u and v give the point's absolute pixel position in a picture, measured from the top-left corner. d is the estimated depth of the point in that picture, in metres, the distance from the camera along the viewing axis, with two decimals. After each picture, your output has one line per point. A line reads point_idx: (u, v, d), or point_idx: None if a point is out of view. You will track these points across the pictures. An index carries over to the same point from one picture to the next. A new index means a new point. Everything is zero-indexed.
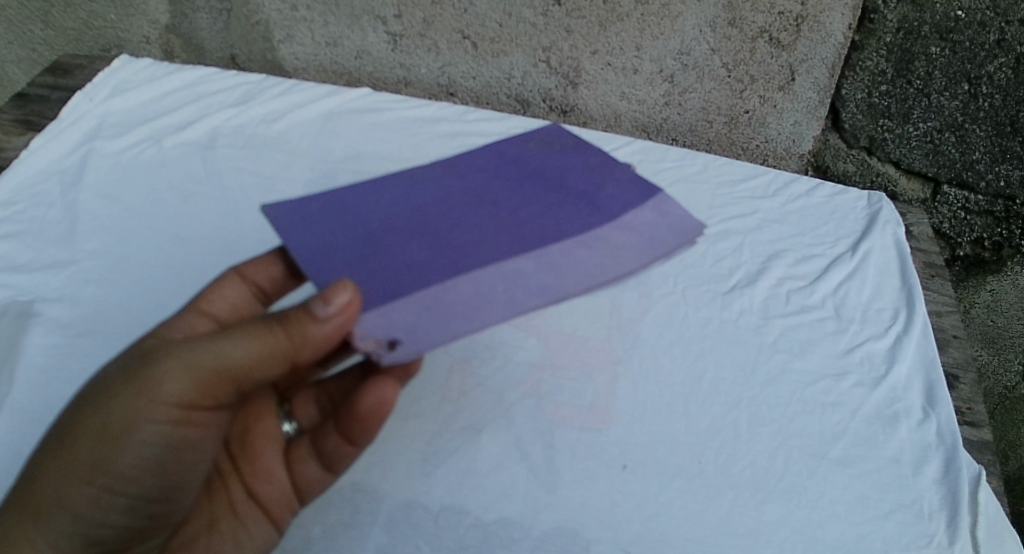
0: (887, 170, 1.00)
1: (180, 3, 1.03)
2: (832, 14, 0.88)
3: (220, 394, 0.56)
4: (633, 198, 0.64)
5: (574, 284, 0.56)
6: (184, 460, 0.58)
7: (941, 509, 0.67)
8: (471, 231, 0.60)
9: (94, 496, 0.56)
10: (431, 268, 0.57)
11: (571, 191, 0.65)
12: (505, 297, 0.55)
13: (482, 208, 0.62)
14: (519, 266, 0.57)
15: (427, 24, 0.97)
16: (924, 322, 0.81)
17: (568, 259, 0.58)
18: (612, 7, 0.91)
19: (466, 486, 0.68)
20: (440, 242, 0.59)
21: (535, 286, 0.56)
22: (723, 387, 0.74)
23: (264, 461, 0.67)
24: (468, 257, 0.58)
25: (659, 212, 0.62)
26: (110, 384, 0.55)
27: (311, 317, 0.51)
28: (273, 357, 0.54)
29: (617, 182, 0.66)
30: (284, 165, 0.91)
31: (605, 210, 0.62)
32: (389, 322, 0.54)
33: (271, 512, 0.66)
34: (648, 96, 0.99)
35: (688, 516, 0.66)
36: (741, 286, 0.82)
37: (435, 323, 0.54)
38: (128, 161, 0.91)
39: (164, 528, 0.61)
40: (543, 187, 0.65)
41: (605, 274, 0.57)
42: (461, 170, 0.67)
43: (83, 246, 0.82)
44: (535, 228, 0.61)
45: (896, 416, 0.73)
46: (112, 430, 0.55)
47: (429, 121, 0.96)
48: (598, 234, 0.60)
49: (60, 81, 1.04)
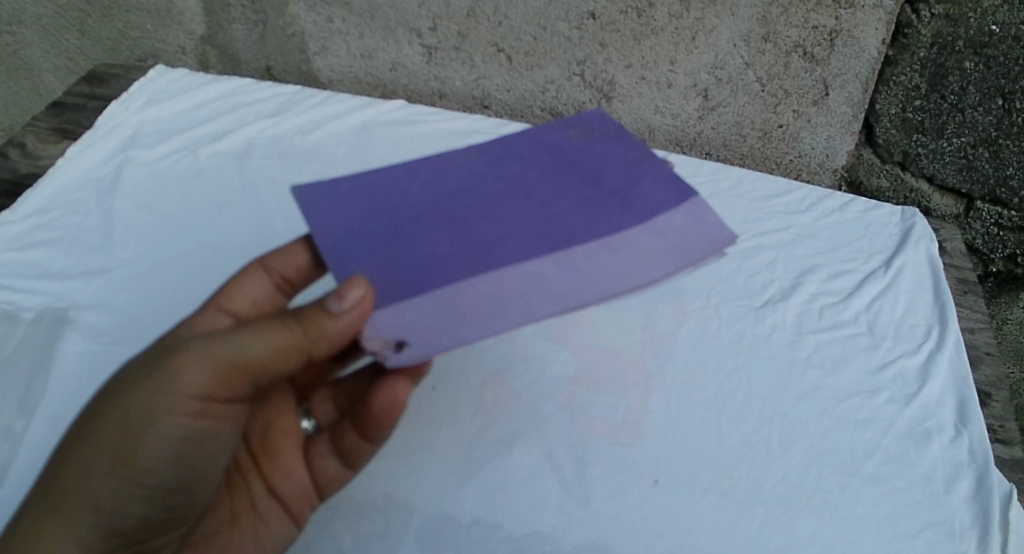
0: (920, 186, 1.00)
1: (216, 14, 1.04)
2: (866, 28, 0.88)
3: (241, 386, 0.55)
4: (667, 198, 0.63)
5: (593, 291, 0.56)
6: (205, 451, 0.58)
7: (971, 527, 0.66)
8: (495, 226, 0.61)
9: (113, 488, 0.55)
10: (450, 265, 0.58)
11: (606, 188, 0.64)
12: (520, 302, 0.55)
13: (511, 201, 0.63)
14: (539, 269, 0.57)
15: (461, 37, 0.98)
16: (958, 339, 0.80)
17: (591, 264, 0.58)
18: (647, 21, 0.91)
19: (497, 499, 0.68)
20: (463, 235, 0.60)
21: (552, 292, 0.56)
22: (755, 403, 0.74)
23: (283, 457, 0.66)
24: (490, 255, 0.58)
25: (691, 216, 0.61)
26: (130, 378, 0.55)
27: (327, 311, 0.52)
28: (291, 352, 0.54)
29: (651, 181, 0.65)
30: (319, 175, 0.92)
31: (636, 211, 0.62)
32: (401, 321, 0.55)
33: (291, 508, 0.65)
34: (682, 110, 0.99)
35: (719, 532, 0.66)
36: (775, 301, 0.82)
37: (446, 325, 0.54)
38: (164, 170, 0.92)
39: (185, 521, 0.61)
40: (576, 183, 0.65)
41: (628, 282, 0.56)
42: (497, 158, 0.67)
43: (118, 254, 0.83)
44: (562, 226, 0.61)
45: (928, 433, 0.72)
46: (131, 422, 0.54)
47: (464, 133, 0.97)
48: (625, 237, 0.60)
49: (96, 91, 1.05)
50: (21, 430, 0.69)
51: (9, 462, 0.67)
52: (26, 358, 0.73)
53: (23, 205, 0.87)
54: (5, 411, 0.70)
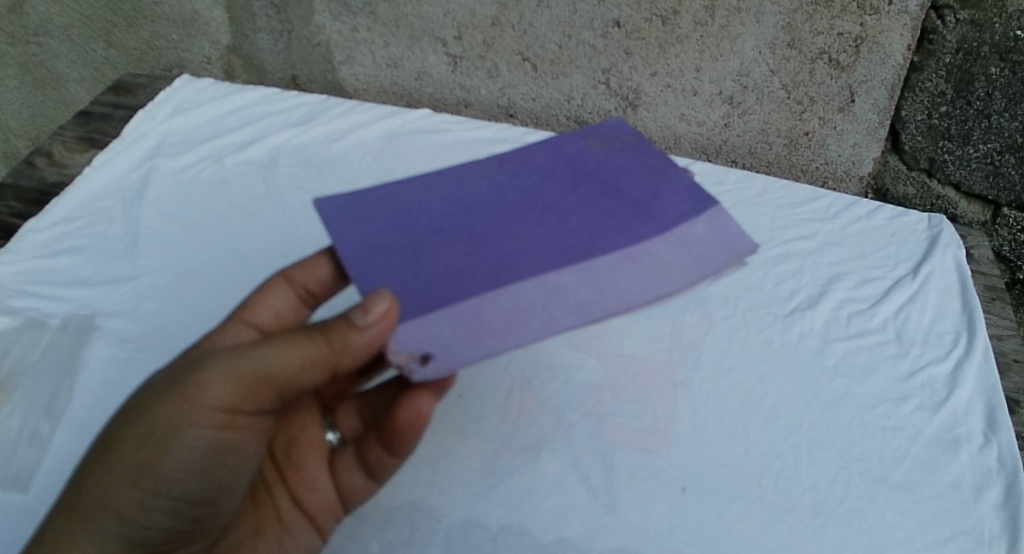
0: (947, 193, 0.99)
1: (242, 24, 1.04)
2: (891, 34, 0.87)
3: (265, 398, 0.56)
4: (688, 208, 0.63)
5: (616, 302, 0.56)
6: (229, 463, 0.58)
7: (1001, 535, 0.65)
8: (517, 238, 0.61)
9: (137, 499, 0.56)
10: (473, 277, 0.58)
11: (626, 198, 0.64)
12: (543, 314, 0.55)
13: (533, 212, 0.63)
14: (562, 280, 0.57)
15: (487, 46, 0.98)
16: (987, 346, 0.79)
17: (613, 274, 0.58)
18: (672, 29, 0.91)
19: (523, 507, 0.67)
20: (485, 247, 0.60)
21: (575, 303, 0.56)
22: (784, 411, 0.73)
23: (309, 468, 0.66)
24: (512, 267, 0.58)
25: (713, 226, 0.61)
26: (156, 390, 0.55)
27: (351, 326, 0.52)
28: (316, 365, 0.54)
29: (672, 188, 0.65)
30: (345, 184, 0.92)
31: (656, 221, 0.62)
32: (424, 335, 0.55)
33: (316, 519, 0.65)
34: (707, 118, 0.99)
35: (747, 539, 0.65)
36: (802, 309, 0.82)
37: (468, 337, 0.54)
38: (190, 179, 0.93)
39: (209, 532, 0.61)
40: (596, 193, 0.65)
41: (650, 292, 0.56)
42: (515, 170, 0.68)
43: (145, 262, 0.83)
44: (584, 237, 0.61)
45: (957, 441, 0.72)
46: (155, 434, 0.55)
47: (489, 142, 0.98)
48: (646, 247, 0.60)
49: (122, 101, 1.06)
50: (47, 437, 0.68)
51: (35, 469, 0.66)
52: (52, 365, 0.73)
53: (49, 213, 0.87)
54: (32, 416, 0.69)
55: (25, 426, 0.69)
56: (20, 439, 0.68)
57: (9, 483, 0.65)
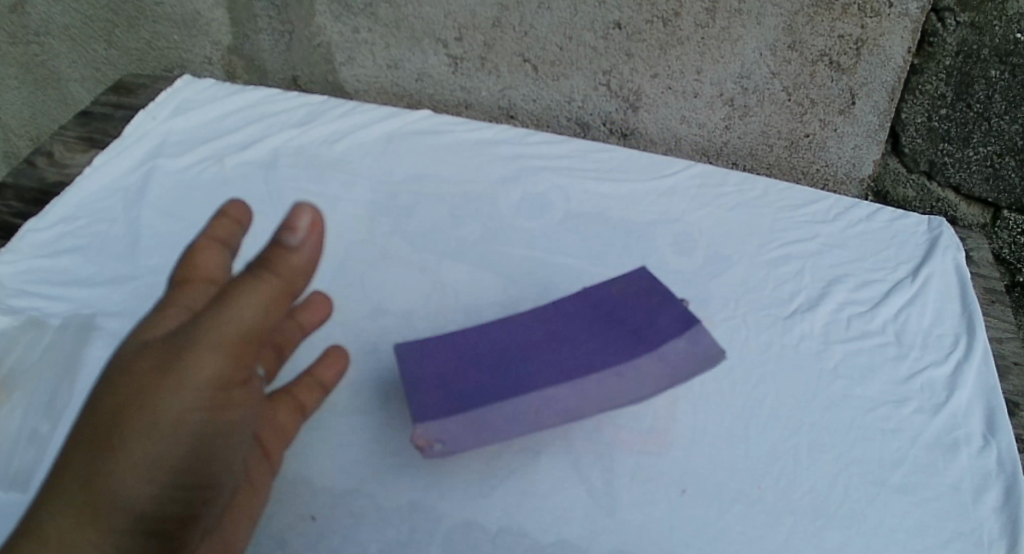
0: (947, 195, 0.99)
1: (243, 25, 1.05)
2: (892, 37, 0.87)
3: (252, 351, 0.55)
4: (673, 332, 0.69)
5: (600, 404, 0.66)
6: (229, 426, 0.55)
7: (1000, 537, 0.65)
8: (529, 361, 0.69)
9: (138, 468, 0.50)
10: (490, 387, 0.67)
11: (626, 333, 0.70)
12: (538, 410, 0.66)
13: (549, 374, 0.67)
14: (558, 393, 0.66)
15: (488, 47, 0.98)
16: (986, 349, 0.80)
17: (601, 384, 0.67)
18: (673, 31, 0.91)
19: (523, 508, 0.66)
20: (505, 362, 0.69)
21: (564, 407, 0.66)
22: (784, 413, 0.73)
23: (275, 441, 0.63)
24: (521, 378, 0.67)
25: (691, 342, 0.69)
26: (140, 355, 0.52)
27: (287, 248, 0.55)
28: (274, 300, 0.55)
29: (676, 330, 0.69)
30: (345, 185, 0.92)
31: (645, 344, 0.69)
32: (447, 427, 0.65)
33: (256, 485, 0.61)
34: (707, 119, 0.99)
35: (747, 541, 0.65)
36: (802, 310, 0.82)
37: (481, 432, 0.65)
38: (191, 180, 0.92)
39: (211, 511, 0.55)
40: (608, 348, 0.69)
41: (632, 395, 0.67)
42: (529, 326, 0.73)
43: (145, 262, 0.83)
44: (583, 366, 0.68)
45: (956, 443, 0.72)
46: (148, 392, 0.51)
47: (489, 143, 0.98)
48: (635, 366, 0.67)
49: (123, 101, 1.06)
50: (47, 437, 0.68)
51: (34, 469, 0.65)
52: (52, 364, 0.72)
53: (49, 213, 0.87)
54: (30, 416, 0.69)
55: (24, 425, 0.68)
56: (19, 438, 0.68)
57: (8, 482, 0.65)
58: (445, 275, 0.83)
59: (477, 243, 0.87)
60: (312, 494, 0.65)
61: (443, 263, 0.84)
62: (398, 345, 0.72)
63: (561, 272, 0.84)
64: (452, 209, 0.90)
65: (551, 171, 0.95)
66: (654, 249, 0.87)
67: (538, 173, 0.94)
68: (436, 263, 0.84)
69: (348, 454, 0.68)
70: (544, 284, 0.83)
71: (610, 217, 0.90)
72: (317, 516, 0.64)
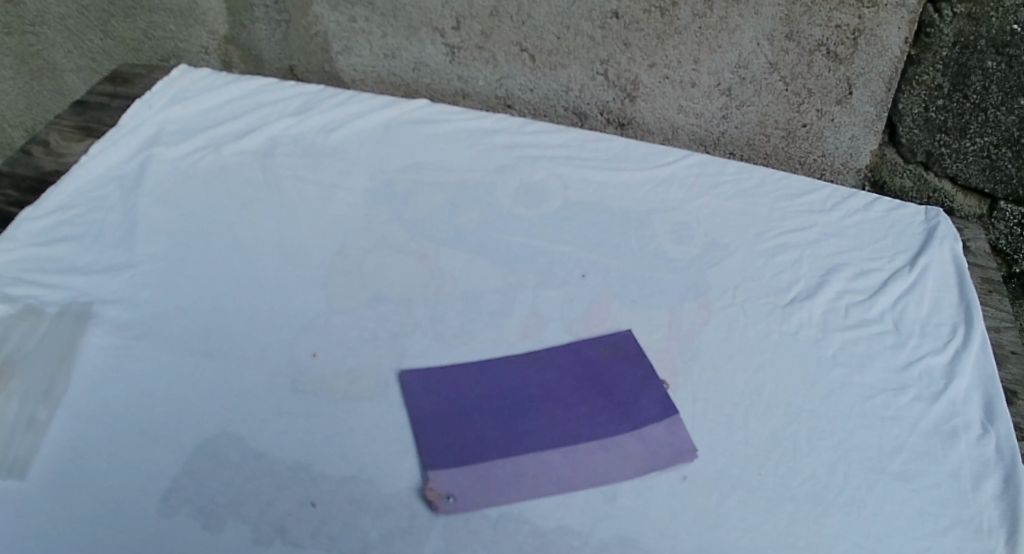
0: (943, 186, 0.99)
1: (239, 14, 1.04)
2: (889, 28, 0.88)
3: None
4: (654, 414, 0.70)
5: (592, 472, 0.66)
6: None
7: (999, 525, 0.65)
8: (518, 421, 0.70)
9: None
10: (484, 451, 0.67)
11: (608, 400, 0.72)
12: (534, 479, 0.66)
13: (544, 435, 0.69)
14: (551, 457, 0.67)
15: (484, 37, 0.98)
16: (982, 338, 0.80)
17: (591, 458, 0.67)
18: (670, 20, 0.92)
19: (522, 494, 0.65)
20: (494, 419, 0.70)
21: (558, 474, 0.66)
22: (783, 401, 0.73)
23: None
24: (514, 448, 0.68)
25: (670, 429, 0.69)
26: None
27: None
28: None
29: (660, 415, 0.70)
30: (342, 173, 0.92)
31: (628, 422, 0.70)
32: (451, 481, 0.65)
33: None
34: (705, 109, 0.99)
35: (748, 528, 0.64)
36: (799, 299, 0.82)
37: (482, 487, 0.65)
38: (188, 168, 0.92)
39: None
40: (596, 414, 0.70)
41: (623, 465, 0.67)
42: (522, 367, 0.74)
43: (142, 251, 0.82)
44: (571, 435, 0.69)
45: (954, 431, 0.72)
46: None
47: (486, 133, 0.98)
48: (620, 440, 0.68)
49: (119, 90, 1.06)
50: (43, 424, 0.67)
51: (31, 457, 0.65)
52: (49, 351, 0.72)
53: (46, 201, 0.87)
54: (28, 403, 0.68)
55: (21, 413, 0.67)
56: (15, 426, 0.66)
57: (3, 470, 0.64)
58: (442, 263, 0.83)
59: (475, 231, 0.87)
60: (312, 480, 0.65)
61: (441, 250, 0.84)
62: (403, 375, 0.72)
63: (559, 259, 0.84)
64: (450, 197, 0.90)
65: (549, 159, 0.95)
66: (653, 238, 0.87)
67: (535, 163, 0.94)
68: (434, 251, 0.84)
69: (350, 443, 0.67)
70: (542, 272, 0.83)
71: (607, 206, 0.90)
72: (317, 503, 0.63)
